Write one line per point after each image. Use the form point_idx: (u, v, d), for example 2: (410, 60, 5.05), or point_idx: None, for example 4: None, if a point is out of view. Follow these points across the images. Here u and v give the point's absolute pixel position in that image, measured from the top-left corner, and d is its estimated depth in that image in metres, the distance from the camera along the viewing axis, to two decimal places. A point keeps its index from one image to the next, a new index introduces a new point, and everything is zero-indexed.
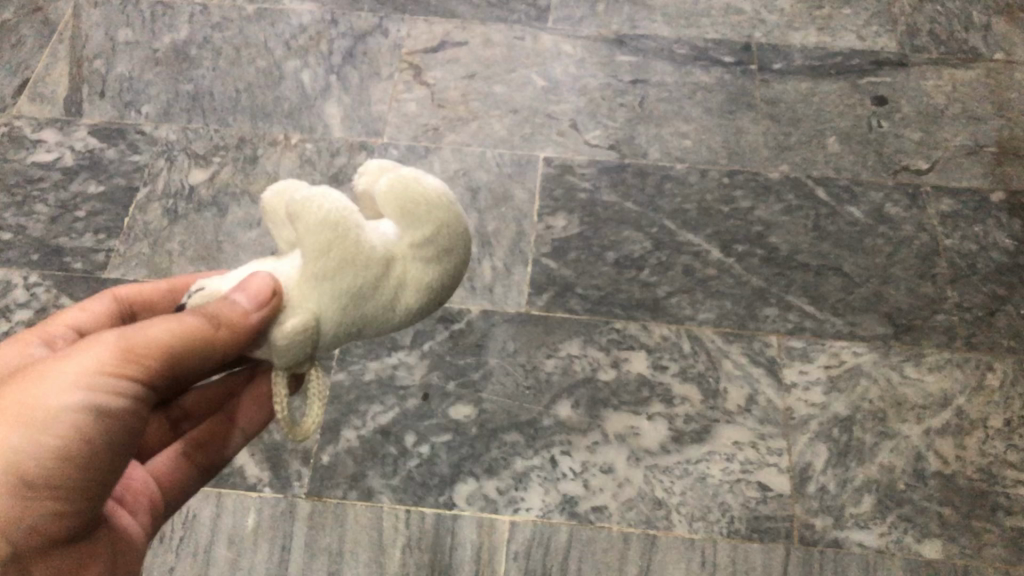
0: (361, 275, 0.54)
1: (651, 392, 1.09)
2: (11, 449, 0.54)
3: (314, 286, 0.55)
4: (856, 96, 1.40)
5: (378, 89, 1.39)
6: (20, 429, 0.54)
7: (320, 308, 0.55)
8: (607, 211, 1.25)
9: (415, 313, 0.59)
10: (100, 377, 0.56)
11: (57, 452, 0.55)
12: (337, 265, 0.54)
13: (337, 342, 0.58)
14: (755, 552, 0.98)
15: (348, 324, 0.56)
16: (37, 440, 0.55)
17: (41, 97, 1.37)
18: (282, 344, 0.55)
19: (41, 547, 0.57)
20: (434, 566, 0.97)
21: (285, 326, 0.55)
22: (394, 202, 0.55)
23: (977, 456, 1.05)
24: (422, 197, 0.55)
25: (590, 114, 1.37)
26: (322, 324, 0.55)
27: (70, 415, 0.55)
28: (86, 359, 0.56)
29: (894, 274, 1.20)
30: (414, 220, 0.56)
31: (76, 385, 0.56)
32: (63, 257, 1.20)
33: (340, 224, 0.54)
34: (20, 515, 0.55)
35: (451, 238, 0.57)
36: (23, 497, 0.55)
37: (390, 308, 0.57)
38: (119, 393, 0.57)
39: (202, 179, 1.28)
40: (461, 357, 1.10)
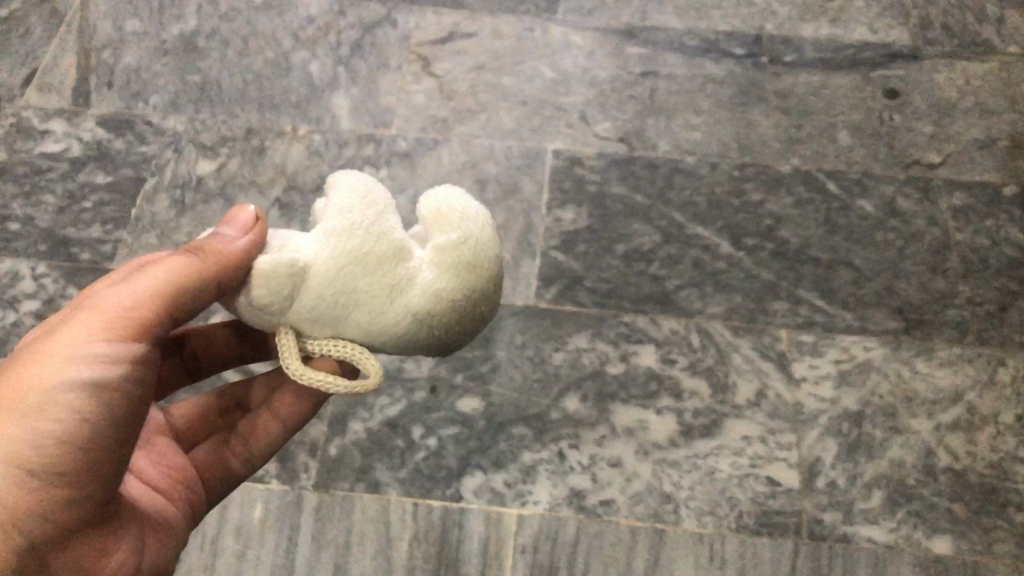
0: (374, 240, 0.57)
1: (660, 385, 1.08)
2: (15, 438, 0.53)
3: (323, 242, 0.56)
4: (868, 89, 1.39)
5: (386, 80, 1.38)
6: (18, 418, 0.54)
7: (318, 257, 0.56)
8: (616, 203, 1.25)
9: (412, 321, 0.58)
10: (91, 345, 0.56)
11: (58, 435, 0.54)
12: (354, 224, 0.56)
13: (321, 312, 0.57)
14: (764, 547, 0.98)
15: (338, 285, 0.56)
16: (37, 425, 0.54)
17: (49, 87, 1.36)
18: (266, 277, 0.55)
19: (55, 539, 0.57)
20: (442, 559, 0.97)
21: (277, 257, 0.55)
22: (431, 214, 0.60)
23: (988, 452, 1.04)
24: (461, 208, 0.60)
25: (600, 106, 1.36)
26: (313, 274, 0.56)
27: (70, 391, 0.55)
28: (78, 329, 0.57)
29: (906, 268, 1.19)
30: (446, 225, 0.60)
31: (72, 357, 0.56)
32: (70, 248, 1.20)
33: (372, 198, 0.58)
34: (31, 507, 0.54)
35: (474, 256, 0.60)
36: (30, 484, 0.54)
37: (388, 293, 0.57)
38: (115, 360, 0.57)
39: (210, 171, 1.28)
40: (469, 350, 1.09)
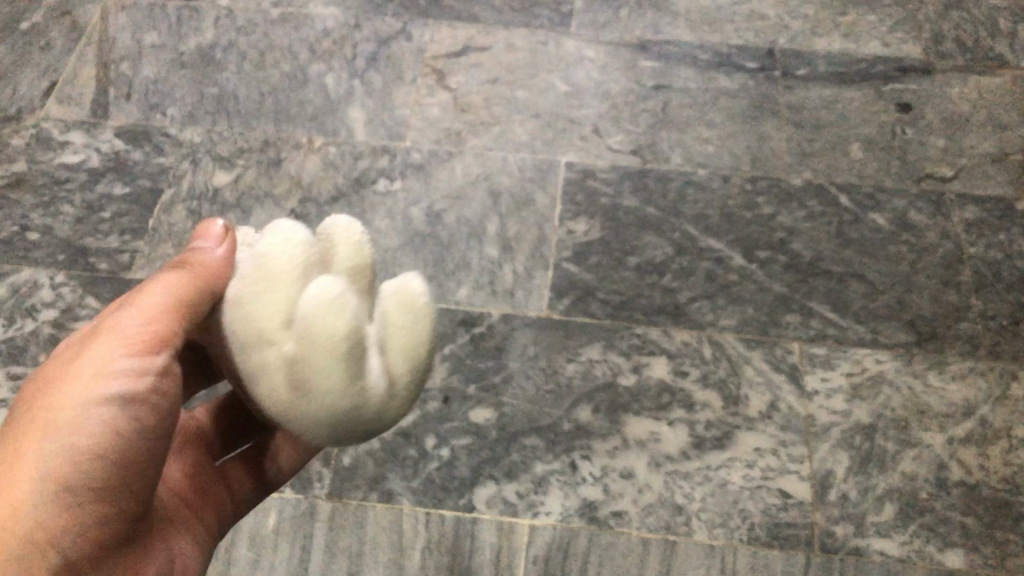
0: (249, 324, 0.55)
1: (672, 397, 1.09)
2: (51, 458, 0.55)
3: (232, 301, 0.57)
4: (880, 103, 1.39)
5: (401, 93, 1.40)
6: (52, 438, 0.55)
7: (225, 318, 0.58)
8: (629, 216, 1.26)
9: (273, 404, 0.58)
10: (117, 362, 0.58)
11: (93, 454, 0.56)
12: (244, 303, 0.56)
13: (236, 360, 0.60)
14: (776, 559, 0.98)
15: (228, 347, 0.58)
16: (73, 444, 0.56)
17: (69, 99, 1.38)
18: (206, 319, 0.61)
19: (93, 553, 0.58)
20: (454, 569, 0.97)
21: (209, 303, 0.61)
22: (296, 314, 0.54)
23: (1001, 465, 1.04)
24: (311, 321, 0.53)
25: (612, 119, 1.37)
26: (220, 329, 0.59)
27: (101, 407, 0.57)
28: (104, 346, 0.58)
29: (918, 282, 1.19)
30: (298, 333, 0.53)
31: (98, 379, 0.57)
32: (88, 258, 1.21)
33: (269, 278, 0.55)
34: (68, 525, 0.55)
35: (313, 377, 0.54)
36: (68, 504, 0.55)
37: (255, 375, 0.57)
38: (141, 375, 0.58)
39: (227, 182, 1.29)
40: (481, 361, 1.10)
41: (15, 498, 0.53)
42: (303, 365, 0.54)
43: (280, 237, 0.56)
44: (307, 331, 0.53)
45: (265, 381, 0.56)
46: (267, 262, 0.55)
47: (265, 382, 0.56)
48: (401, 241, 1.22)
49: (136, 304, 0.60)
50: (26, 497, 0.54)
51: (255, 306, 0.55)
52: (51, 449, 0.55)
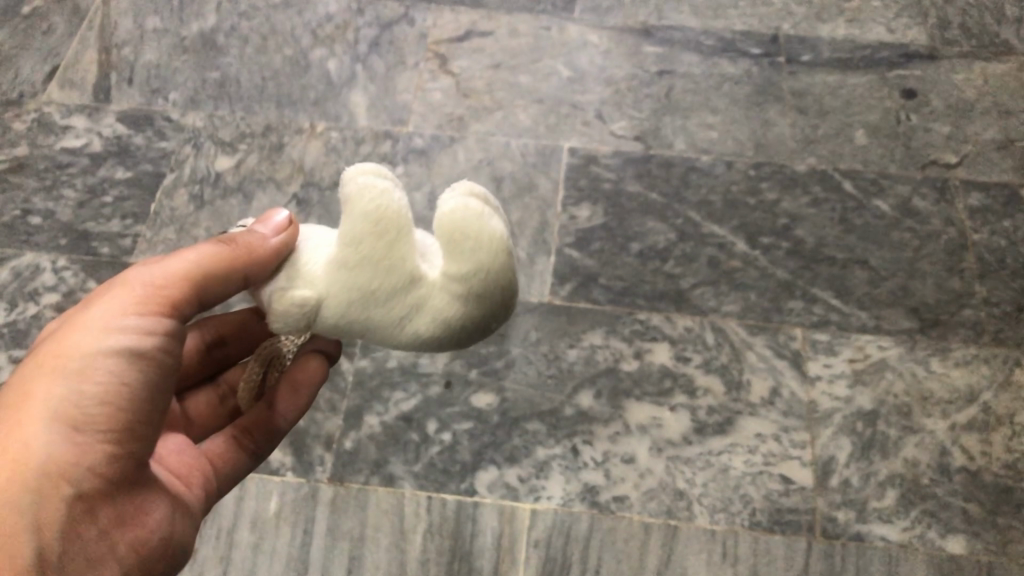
0: (381, 279, 0.52)
1: (674, 382, 1.08)
2: (58, 398, 0.55)
3: (336, 273, 0.53)
4: (885, 89, 1.38)
5: (403, 78, 1.39)
6: (61, 381, 0.56)
7: (328, 292, 0.54)
8: (632, 201, 1.25)
9: (427, 342, 0.56)
10: (126, 317, 0.58)
11: (101, 396, 0.56)
12: (361, 260, 0.52)
13: (340, 333, 0.56)
14: (777, 544, 0.98)
15: (349, 319, 0.54)
16: (80, 387, 0.56)
17: (70, 83, 1.38)
18: (279, 313, 0.54)
19: (104, 491, 0.57)
20: (455, 553, 0.97)
21: (287, 294, 0.54)
22: (442, 236, 0.52)
23: (1003, 452, 1.04)
24: (473, 233, 0.51)
25: (616, 105, 1.36)
26: (325, 309, 0.54)
27: (107, 357, 0.57)
28: (112, 305, 0.59)
29: (922, 268, 1.19)
30: (458, 253, 0.52)
31: (106, 327, 0.58)
32: (90, 242, 1.21)
33: (382, 224, 0.52)
34: (78, 459, 0.55)
35: (487, 286, 0.53)
36: (75, 439, 0.55)
37: (399, 327, 0.54)
38: (149, 332, 0.59)
39: (229, 167, 1.29)
40: (483, 346, 1.10)
41: (26, 433, 0.54)
42: (478, 274, 0.52)
43: (366, 187, 0.52)
44: (473, 240, 0.51)
45: (421, 316, 0.54)
46: (375, 212, 0.52)
47: (424, 314, 0.54)
48: None
49: (150, 267, 0.61)
50: (35, 432, 0.54)
51: (381, 253, 0.52)
52: (59, 390, 0.56)
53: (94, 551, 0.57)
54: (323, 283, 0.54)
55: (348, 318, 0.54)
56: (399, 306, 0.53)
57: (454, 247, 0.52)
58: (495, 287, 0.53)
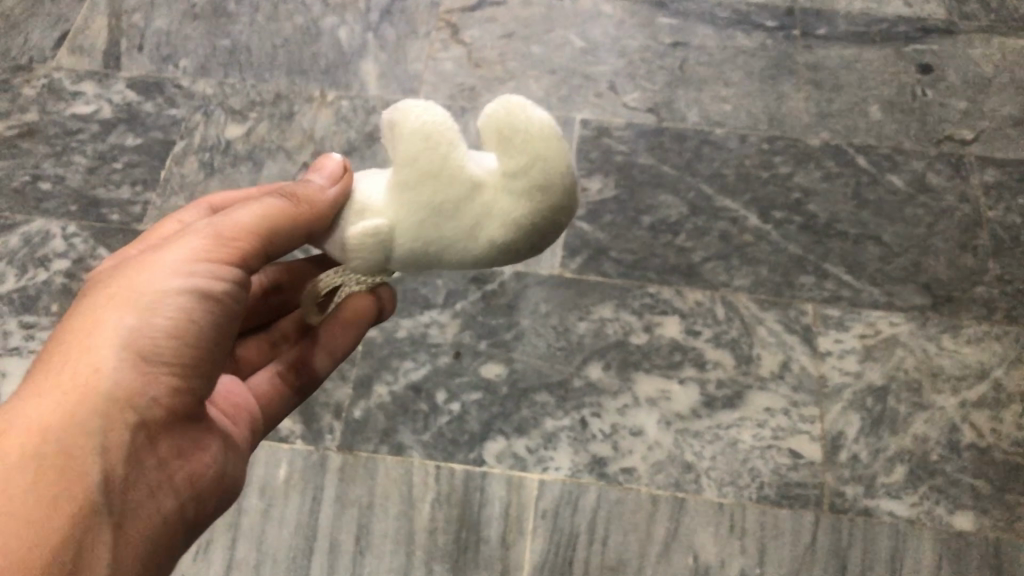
0: (446, 189, 0.53)
1: (684, 356, 1.08)
2: (128, 327, 0.53)
3: (400, 195, 0.54)
4: (901, 64, 1.37)
5: (415, 47, 1.38)
6: (132, 312, 0.53)
7: (397, 216, 0.54)
8: (644, 174, 1.24)
9: (500, 248, 0.56)
10: (198, 261, 0.56)
11: (170, 331, 0.54)
12: (423, 175, 0.53)
13: (415, 260, 0.57)
14: (785, 518, 0.98)
15: (422, 239, 0.55)
16: (151, 319, 0.53)
17: (81, 50, 1.37)
18: (355, 246, 0.55)
19: (162, 425, 0.55)
20: (463, 522, 0.97)
21: (358, 227, 0.55)
22: (495, 134, 0.53)
23: (1013, 430, 1.04)
24: (524, 124, 0.52)
25: (629, 77, 1.35)
26: (397, 234, 0.55)
27: (179, 294, 0.54)
28: (182, 247, 0.56)
29: (935, 245, 1.18)
30: (513, 149, 0.53)
31: (176, 269, 0.55)
32: (100, 209, 1.21)
33: (434, 136, 0.53)
34: (143, 389, 0.53)
35: (548, 176, 0.53)
36: (143, 370, 0.53)
37: (472, 235, 0.55)
38: (219, 276, 0.56)
39: (239, 135, 1.28)
40: (493, 318, 1.10)
41: (96, 357, 0.52)
42: (534, 163, 0.53)
43: (409, 108, 0.53)
44: (520, 129, 0.52)
45: (489, 221, 0.54)
46: (426, 126, 0.53)
47: (492, 219, 0.54)
48: None
49: (220, 217, 0.59)
50: (105, 357, 0.52)
51: (440, 165, 0.53)
52: (128, 320, 0.53)
53: (154, 484, 0.55)
54: (390, 213, 0.55)
55: (421, 239, 0.55)
56: (467, 215, 0.54)
57: (505, 141, 0.53)
58: (557, 178, 0.54)
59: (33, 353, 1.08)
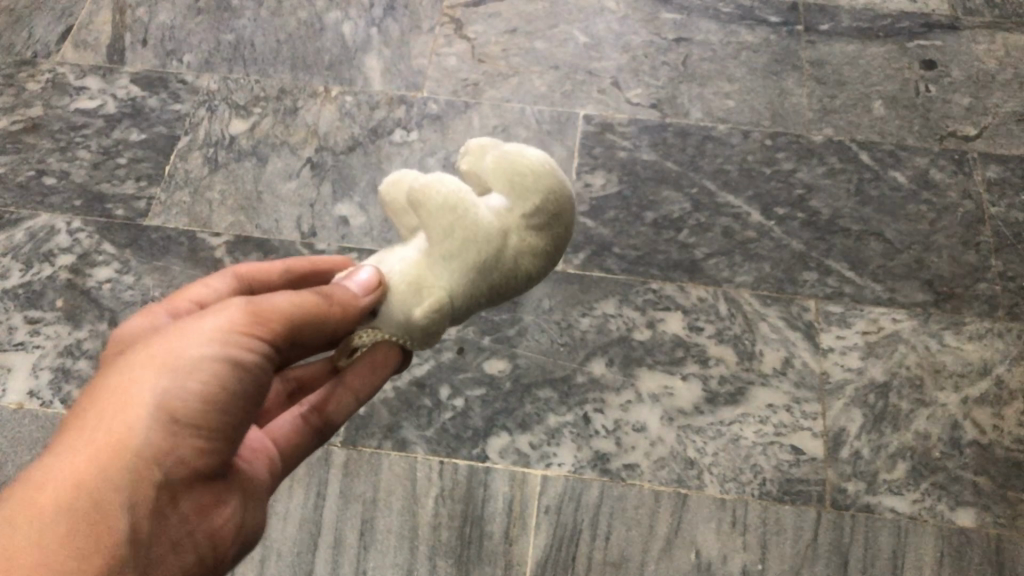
0: (484, 247, 0.63)
1: (686, 352, 1.09)
2: (159, 391, 0.54)
3: (443, 266, 0.63)
4: (905, 60, 1.37)
5: (418, 42, 1.38)
6: (165, 377, 0.55)
7: (449, 284, 0.63)
8: (647, 170, 1.25)
9: (533, 277, 0.67)
10: (232, 333, 0.57)
11: (200, 397, 0.55)
12: (461, 243, 0.62)
13: (465, 314, 0.66)
14: (786, 514, 0.98)
15: (475, 293, 0.64)
16: (183, 384, 0.55)
17: (85, 44, 1.37)
18: (423, 321, 0.63)
19: (187, 482, 0.56)
20: (466, 517, 0.98)
21: (423, 307, 0.63)
22: (507, 181, 0.65)
23: (1014, 426, 1.04)
24: (529, 168, 0.64)
25: (632, 72, 1.35)
26: (454, 298, 0.63)
27: (211, 363, 0.56)
28: (216, 320, 0.57)
29: (938, 241, 1.18)
30: (525, 192, 0.64)
31: (210, 338, 0.56)
32: (105, 204, 1.21)
33: (459, 205, 0.63)
34: (171, 451, 0.54)
35: (558, 203, 0.65)
36: (171, 432, 0.54)
37: (512, 276, 0.65)
38: (251, 348, 0.57)
39: (243, 130, 1.29)
40: (496, 313, 1.10)
41: (127, 418, 0.53)
42: (551, 193, 0.64)
43: (427, 185, 0.63)
44: (525, 171, 0.64)
45: (523, 258, 0.65)
46: (451, 199, 0.63)
47: (524, 255, 0.65)
48: None
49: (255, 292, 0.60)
50: (136, 418, 0.53)
51: (471, 227, 0.63)
52: (160, 384, 0.54)
53: (176, 537, 0.56)
54: (433, 284, 0.63)
55: (474, 293, 0.64)
56: (507, 260, 0.64)
57: (518, 185, 0.65)
58: (563, 205, 0.65)
59: (39, 348, 1.08)
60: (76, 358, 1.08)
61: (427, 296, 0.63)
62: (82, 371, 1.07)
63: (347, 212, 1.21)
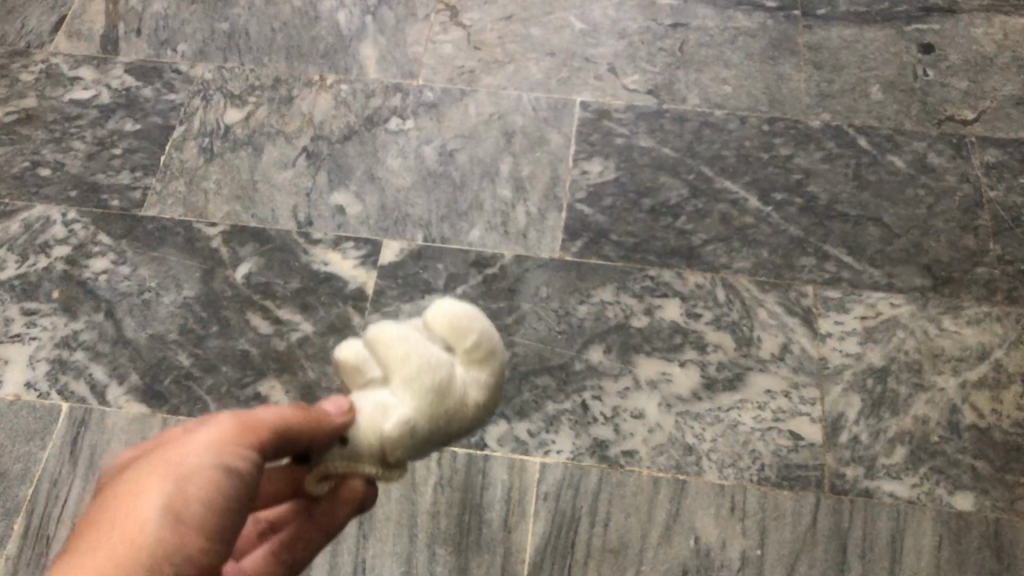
0: (439, 377, 0.67)
1: (684, 338, 1.08)
2: (161, 496, 0.54)
3: (406, 393, 0.66)
4: (902, 44, 1.36)
5: (414, 30, 1.38)
6: (166, 482, 0.54)
7: (414, 407, 0.66)
8: (644, 156, 1.24)
9: (478, 411, 0.71)
10: (225, 439, 0.57)
11: (201, 496, 0.54)
12: (422, 374, 0.67)
13: (423, 446, 0.68)
14: (785, 500, 0.98)
15: (434, 422, 0.67)
16: (183, 486, 0.54)
17: (78, 35, 1.37)
18: (393, 441, 0.65)
19: None
20: (465, 505, 0.97)
21: (392, 426, 0.65)
22: (447, 325, 0.70)
23: (1013, 410, 1.04)
24: (462, 314, 0.70)
25: (629, 58, 1.35)
26: (418, 423, 0.66)
27: (208, 465, 0.56)
28: (207, 431, 0.58)
29: (936, 226, 1.18)
30: (464, 331, 0.70)
31: (206, 446, 0.56)
32: (100, 195, 1.21)
33: (416, 348, 0.68)
34: (180, 546, 0.52)
35: (489, 342, 0.71)
36: (178, 530, 0.53)
37: (463, 406, 0.69)
38: (245, 453, 0.57)
39: (238, 119, 1.28)
40: (494, 302, 1.11)
41: (133, 520, 0.52)
42: (483, 333, 0.70)
43: (385, 333, 0.68)
44: (464, 318, 0.70)
45: (470, 389, 0.70)
46: (408, 344, 0.67)
47: (471, 391, 0.70)
48: (412, 181, 1.22)
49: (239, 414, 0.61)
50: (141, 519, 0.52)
51: (430, 363, 0.67)
52: (163, 493, 0.54)
53: None
54: (400, 406, 0.66)
55: (434, 420, 0.67)
56: (457, 396, 0.69)
57: (457, 326, 0.70)
58: (493, 345, 0.71)
59: (35, 339, 1.08)
60: (73, 349, 1.07)
61: (393, 416, 0.65)
62: (79, 362, 1.06)
63: (344, 201, 1.20)
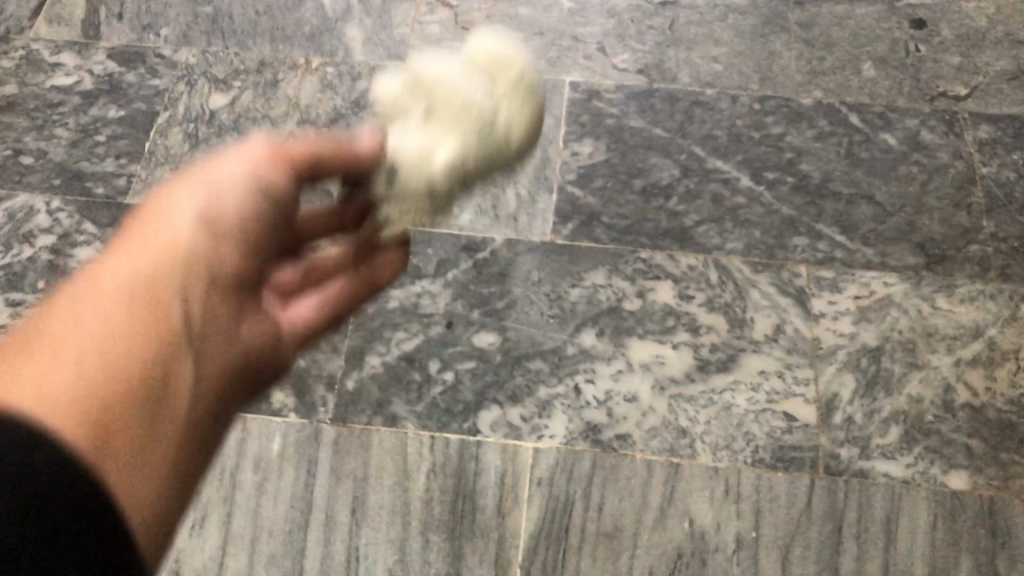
0: (481, 108, 0.71)
1: (677, 321, 1.08)
2: (126, 284, 0.53)
3: (451, 125, 0.70)
4: (894, 19, 1.35)
5: (400, 11, 1.36)
6: (131, 275, 0.54)
7: (461, 136, 0.70)
8: (635, 137, 1.23)
9: (524, 143, 0.74)
10: (180, 247, 0.57)
11: (167, 258, 0.56)
12: (467, 106, 0.70)
13: (466, 185, 0.72)
14: (780, 482, 0.98)
15: (482, 158, 0.70)
16: (144, 271, 0.54)
17: (59, 20, 1.35)
18: (443, 177, 0.68)
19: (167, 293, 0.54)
20: (458, 492, 0.97)
21: (445, 155, 0.68)
22: (485, 61, 0.74)
23: (1007, 388, 1.03)
24: (505, 51, 0.74)
25: (618, 38, 1.33)
26: (467, 159, 0.69)
27: (163, 261, 0.56)
28: (152, 240, 0.57)
29: (929, 203, 1.17)
30: (502, 67, 0.74)
31: (159, 242, 0.57)
32: (84, 182, 1.19)
33: (462, 84, 0.72)
34: (149, 287, 0.54)
35: (531, 86, 0.75)
36: (147, 275, 0.54)
37: (506, 139, 0.72)
38: (195, 244, 0.58)
39: (223, 104, 1.27)
40: (485, 286, 1.10)
41: (111, 299, 0.52)
42: (525, 76, 0.74)
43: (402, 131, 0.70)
44: (506, 56, 0.74)
45: (510, 108, 0.72)
46: (455, 79, 0.72)
47: (510, 109, 0.72)
48: None
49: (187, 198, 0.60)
50: (118, 300, 0.52)
51: (475, 90, 0.71)
52: (136, 288, 0.53)
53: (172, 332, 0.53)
54: (445, 140, 0.69)
55: (483, 148, 0.70)
56: (502, 123, 0.71)
57: (496, 63, 0.74)
58: (534, 88, 0.75)
59: None
60: None
61: (440, 150, 0.68)
62: None
63: (332, 186, 1.19)
